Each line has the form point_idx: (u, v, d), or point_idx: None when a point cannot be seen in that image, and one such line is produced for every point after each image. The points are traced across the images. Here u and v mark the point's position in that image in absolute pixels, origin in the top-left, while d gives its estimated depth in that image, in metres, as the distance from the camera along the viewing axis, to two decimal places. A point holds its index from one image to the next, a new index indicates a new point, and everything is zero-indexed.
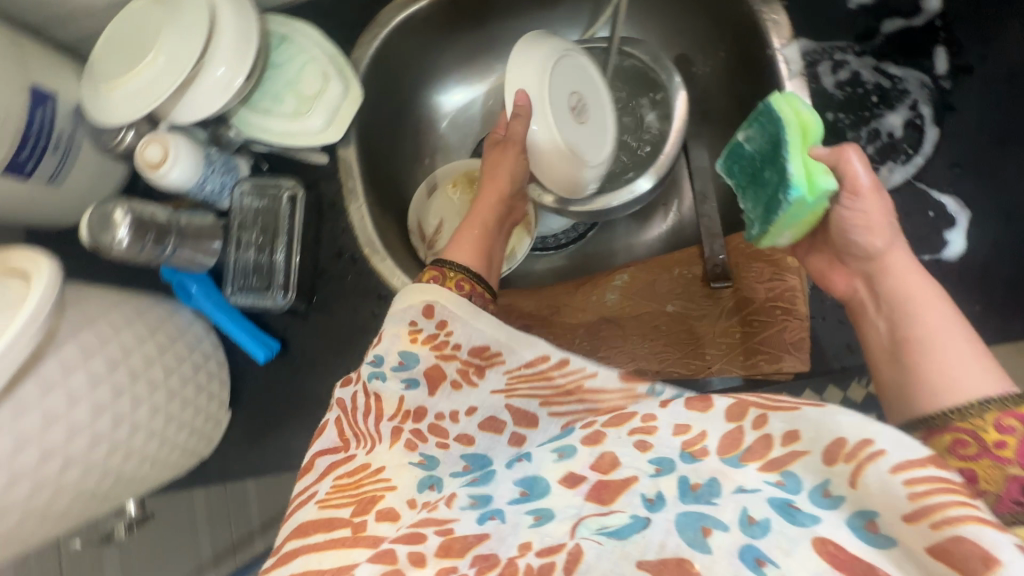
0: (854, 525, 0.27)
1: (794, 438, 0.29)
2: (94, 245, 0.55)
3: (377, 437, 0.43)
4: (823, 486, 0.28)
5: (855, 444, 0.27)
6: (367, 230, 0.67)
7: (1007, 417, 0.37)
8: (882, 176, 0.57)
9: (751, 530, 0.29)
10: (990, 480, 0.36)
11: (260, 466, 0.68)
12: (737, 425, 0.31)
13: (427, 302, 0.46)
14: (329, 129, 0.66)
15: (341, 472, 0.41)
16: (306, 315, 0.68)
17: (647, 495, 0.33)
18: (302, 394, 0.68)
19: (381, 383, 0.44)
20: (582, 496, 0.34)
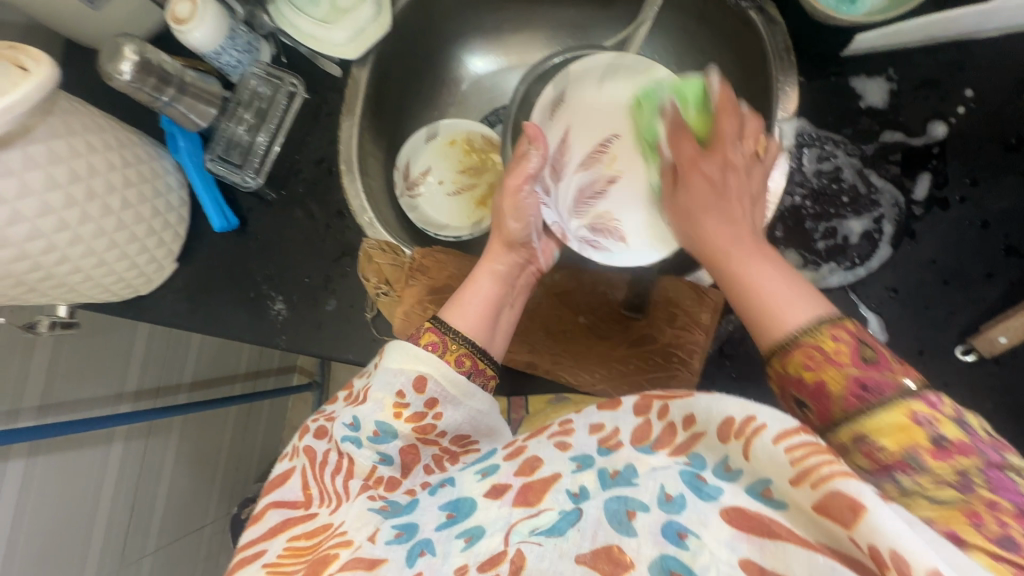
0: (754, 490, 0.34)
1: (692, 422, 0.38)
2: (102, 72, 0.60)
3: (341, 496, 0.48)
4: (724, 462, 0.36)
5: (741, 420, 0.35)
6: (351, 149, 0.71)
7: (840, 330, 0.40)
8: (820, 273, 0.59)
9: (668, 506, 0.35)
10: (835, 382, 0.39)
11: (183, 321, 0.73)
12: (644, 419, 0.41)
13: (421, 374, 0.49)
14: (349, 46, 0.69)
15: (296, 532, 0.47)
16: (270, 203, 0.72)
17: (572, 490, 0.40)
18: (242, 272, 0.73)
19: (355, 448, 0.49)
20: (509, 506, 0.41)
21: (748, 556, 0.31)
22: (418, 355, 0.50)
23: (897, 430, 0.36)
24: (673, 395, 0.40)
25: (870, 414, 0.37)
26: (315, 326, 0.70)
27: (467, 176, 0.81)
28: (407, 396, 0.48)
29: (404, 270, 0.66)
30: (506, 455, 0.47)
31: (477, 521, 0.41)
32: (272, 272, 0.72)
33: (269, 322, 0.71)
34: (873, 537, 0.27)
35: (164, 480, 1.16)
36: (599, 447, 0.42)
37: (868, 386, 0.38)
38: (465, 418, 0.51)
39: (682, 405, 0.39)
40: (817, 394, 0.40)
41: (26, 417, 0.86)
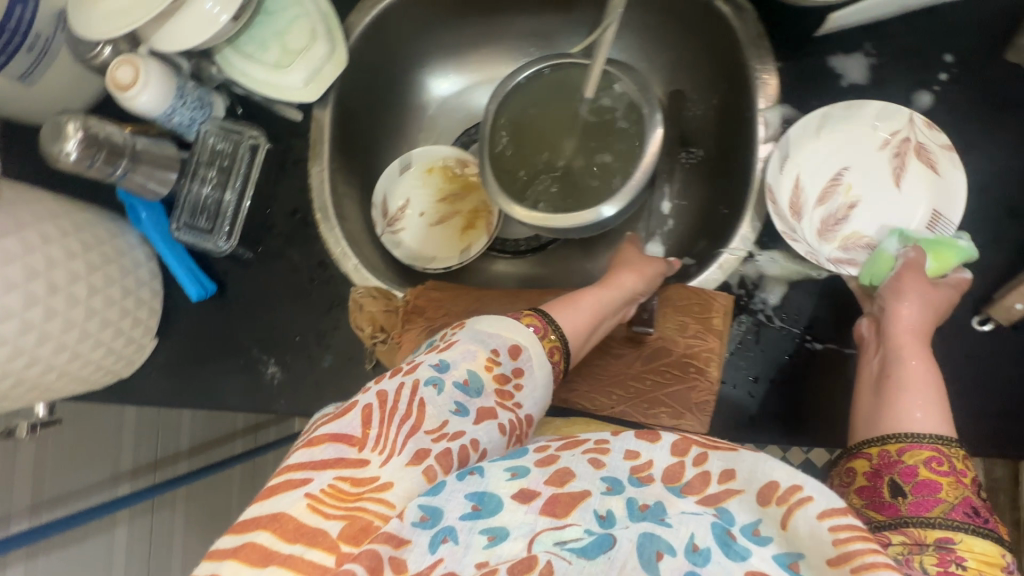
0: (781, 559, 0.32)
1: (730, 477, 0.35)
2: (44, 153, 0.56)
3: (396, 447, 0.39)
4: (755, 525, 0.33)
5: (786, 487, 0.32)
6: (324, 192, 0.69)
7: (965, 458, 0.41)
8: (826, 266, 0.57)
9: (695, 557, 0.32)
10: (950, 493, 0.39)
11: (173, 398, 0.69)
12: (679, 459, 0.36)
13: (516, 343, 0.46)
14: (306, 89, 0.66)
15: (344, 472, 0.37)
16: (248, 263, 0.68)
17: (599, 512, 0.36)
18: (228, 337, 0.69)
19: (435, 391, 0.42)
20: (535, 513, 0.36)
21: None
22: (512, 326, 0.46)
23: (985, 558, 0.37)
24: (715, 441, 0.36)
25: (970, 534, 0.38)
26: (315, 384, 0.66)
27: (448, 204, 0.78)
28: (501, 359, 0.45)
29: (399, 315, 0.63)
30: (538, 460, 0.39)
31: (500, 522, 0.35)
32: (260, 334, 0.68)
33: (264, 387, 0.67)
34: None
35: (177, 553, 1.12)
36: (631, 477, 0.37)
37: (974, 510, 0.39)
38: (542, 396, 0.46)
39: (723, 456, 0.35)
40: (922, 490, 0.40)
41: (19, 519, 0.81)
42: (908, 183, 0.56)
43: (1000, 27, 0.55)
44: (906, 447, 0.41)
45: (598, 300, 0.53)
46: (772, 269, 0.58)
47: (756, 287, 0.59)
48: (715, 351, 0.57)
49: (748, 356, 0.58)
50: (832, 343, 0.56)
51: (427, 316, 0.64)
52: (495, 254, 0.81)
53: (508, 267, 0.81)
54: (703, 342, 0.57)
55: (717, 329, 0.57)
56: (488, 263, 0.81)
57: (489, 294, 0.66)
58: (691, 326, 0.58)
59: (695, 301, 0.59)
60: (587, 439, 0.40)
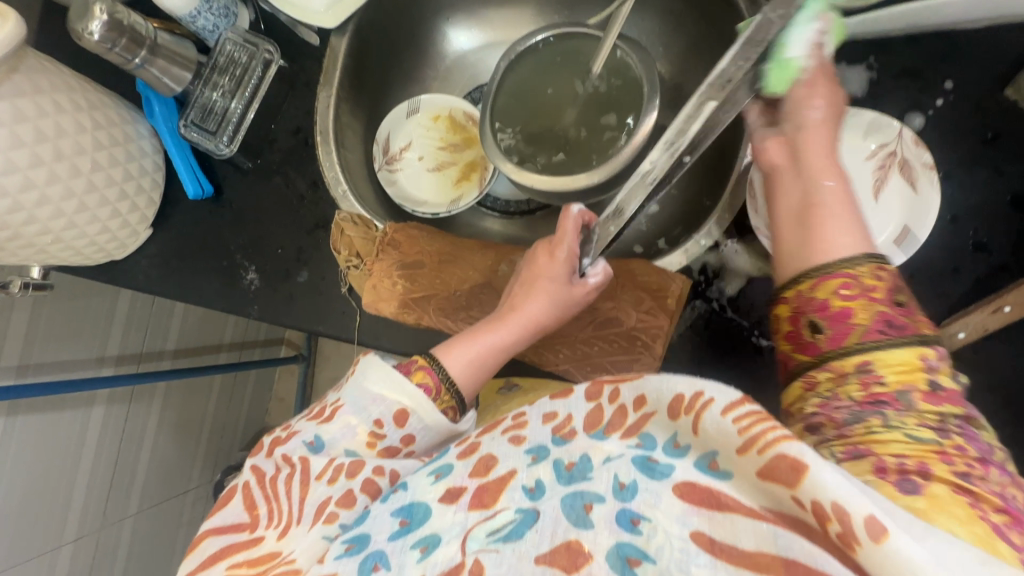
0: (701, 463, 0.36)
1: (642, 403, 0.41)
2: (71, 29, 0.60)
3: (292, 518, 0.46)
4: (673, 439, 0.38)
5: (690, 397, 0.37)
6: (328, 117, 0.71)
7: (882, 269, 0.41)
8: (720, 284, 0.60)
9: (623, 494, 0.37)
10: (864, 315, 0.40)
11: (157, 288, 0.73)
12: (596, 404, 0.44)
13: (400, 408, 0.51)
14: (326, 15, 0.68)
15: (238, 559, 0.43)
16: (245, 172, 0.72)
17: (528, 486, 0.41)
18: (217, 239, 0.73)
19: (313, 451, 0.50)
20: (464, 510, 0.41)
21: (698, 528, 0.33)
22: (403, 386, 0.52)
23: (902, 366, 0.38)
24: (624, 377, 0.43)
25: (885, 347, 0.39)
26: (287, 297, 0.70)
27: (448, 154, 0.81)
28: (384, 426, 0.51)
29: (375, 244, 0.66)
30: (460, 453, 0.47)
31: (432, 530, 0.41)
32: (246, 242, 0.72)
33: (241, 291, 0.71)
34: (816, 492, 0.29)
35: (147, 446, 1.18)
36: (555, 436, 0.44)
37: (892, 323, 0.40)
38: (430, 427, 0.52)
39: (631, 386, 0.42)
40: (837, 321, 0.41)
41: (5, 376, 0.88)
42: (885, 199, 0.56)
43: (1003, 62, 0.56)
44: (816, 281, 0.42)
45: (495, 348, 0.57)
46: (735, 262, 0.59)
47: (716, 276, 0.60)
48: (663, 331, 0.59)
49: (696, 342, 0.60)
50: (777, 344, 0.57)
51: (397, 249, 0.66)
52: (484, 211, 0.83)
53: (495, 226, 0.83)
54: (654, 321, 0.59)
55: (669, 310, 0.59)
56: (476, 219, 0.83)
57: (466, 242, 0.69)
58: (646, 303, 0.60)
59: (656, 281, 0.60)
60: (506, 424, 0.48)
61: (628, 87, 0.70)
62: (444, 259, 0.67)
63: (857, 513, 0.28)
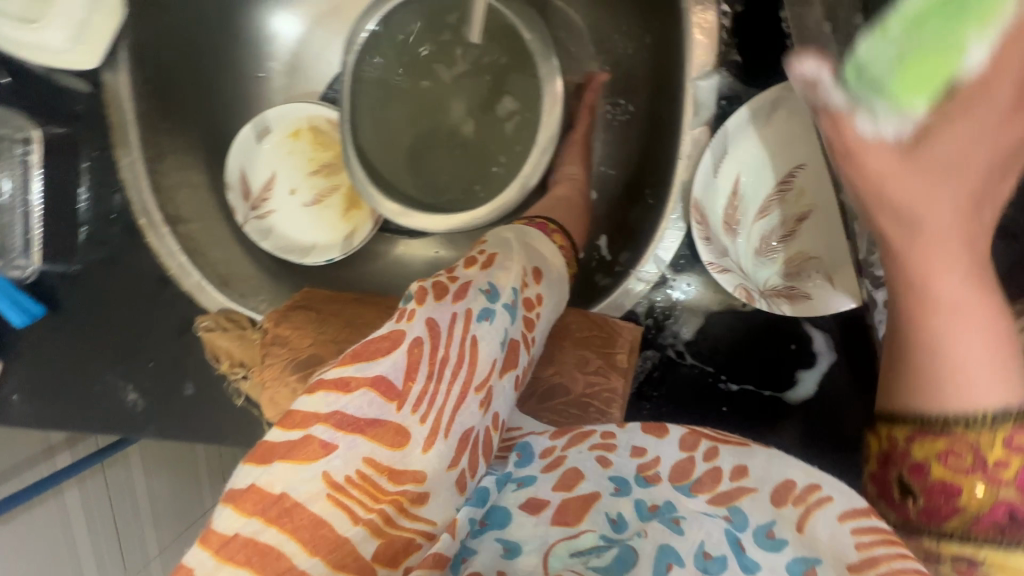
0: (795, 570, 0.25)
1: (743, 474, 0.29)
2: None
3: (443, 421, 0.33)
4: (768, 526, 0.27)
5: (803, 488, 0.27)
6: (141, 186, 0.54)
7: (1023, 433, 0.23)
8: (671, 329, 0.48)
9: (707, 565, 0.27)
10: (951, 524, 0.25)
11: (37, 427, 0.63)
12: (690, 456, 0.30)
13: (538, 297, 0.41)
14: (81, 50, 0.51)
15: (377, 453, 0.30)
16: (73, 277, 0.57)
17: (611, 515, 0.31)
18: (77, 360, 0.60)
19: (484, 326, 0.36)
20: (545, 524, 0.31)
21: None
22: (546, 242, 0.46)
23: None
24: (726, 437, 0.31)
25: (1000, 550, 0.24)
26: (178, 414, 0.59)
27: (324, 178, 0.64)
28: (529, 295, 0.40)
29: (257, 347, 0.54)
30: (544, 463, 0.34)
31: (513, 535, 0.32)
32: (110, 358, 0.59)
33: (126, 415, 0.60)
34: None
35: (142, 497, 1.17)
36: (636, 476, 0.32)
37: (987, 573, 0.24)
38: (547, 330, 0.44)
39: (735, 451, 0.29)
40: (934, 494, 0.25)
41: None
42: None
43: None
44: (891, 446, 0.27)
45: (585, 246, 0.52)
46: (689, 298, 0.47)
47: (667, 316, 0.48)
48: (618, 393, 0.46)
49: (657, 398, 0.47)
50: (750, 386, 0.45)
51: (281, 345, 0.53)
52: (389, 236, 0.67)
53: (407, 253, 0.67)
54: (604, 382, 0.47)
55: (620, 367, 0.47)
56: (383, 249, 0.67)
57: (364, 314, 0.55)
58: (592, 361, 0.47)
59: (597, 331, 0.48)
60: (593, 429, 0.34)
61: (519, 58, 0.53)
62: (338, 342, 0.53)
63: None
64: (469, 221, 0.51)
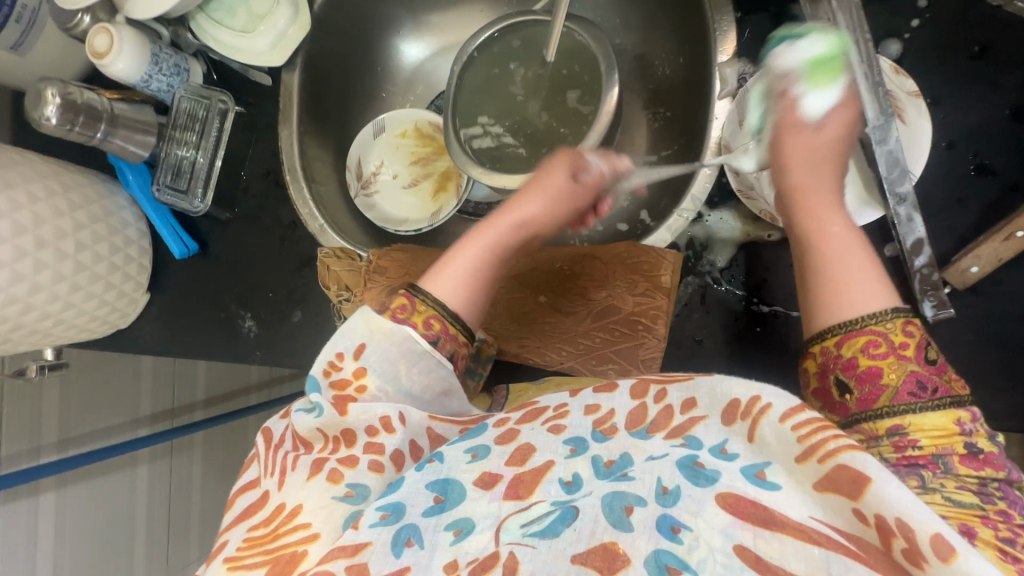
0: (748, 473, 0.35)
1: (692, 406, 0.39)
2: (30, 119, 0.62)
3: (289, 470, 0.43)
4: (721, 444, 0.37)
5: (747, 402, 0.37)
6: (293, 156, 0.71)
7: (911, 325, 0.40)
8: (707, 263, 0.57)
9: (665, 499, 0.35)
10: (894, 374, 0.39)
11: (166, 348, 0.75)
12: (640, 402, 0.41)
13: (359, 344, 0.47)
14: (272, 53, 0.69)
15: (256, 521, 0.41)
16: (226, 224, 0.72)
17: (564, 479, 0.39)
18: (212, 292, 0.74)
19: (306, 415, 0.45)
20: (498, 500, 0.38)
21: (742, 542, 0.32)
22: (395, 327, 0.47)
23: (940, 432, 0.38)
24: (670, 377, 0.41)
25: (920, 413, 0.39)
26: (286, 338, 0.71)
27: (421, 167, 0.78)
28: (340, 362, 0.46)
29: (361, 274, 0.66)
30: (497, 438, 0.42)
31: (465, 514, 0.38)
32: (239, 291, 0.73)
33: (242, 340, 0.72)
34: (880, 507, 0.30)
35: (195, 493, 1.22)
36: (594, 432, 0.41)
37: (924, 384, 0.39)
38: (423, 369, 0.47)
39: (680, 388, 0.40)
40: (865, 382, 0.40)
41: (47, 453, 0.91)
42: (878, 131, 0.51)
43: None
44: (841, 338, 0.41)
45: (482, 247, 0.52)
46: (722, 230, 0.57)
47: (705, 249, 0.58)
48: (662, 310, 0.57)
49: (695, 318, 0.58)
50: (779, 307, 0.55)
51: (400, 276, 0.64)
52: (466, 217, 0.81)
53: None
54: (651, 301, 0.57)
55: (664, 287, 0.57)
56: (461, 226, 0.81)
57: None
58: (641, 284, 0.57)
59: (644, 259, 0.58)
60: (545, 409, 0.44)
61: (579, 66, 0.69)
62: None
63: (923, 531, 0.29)
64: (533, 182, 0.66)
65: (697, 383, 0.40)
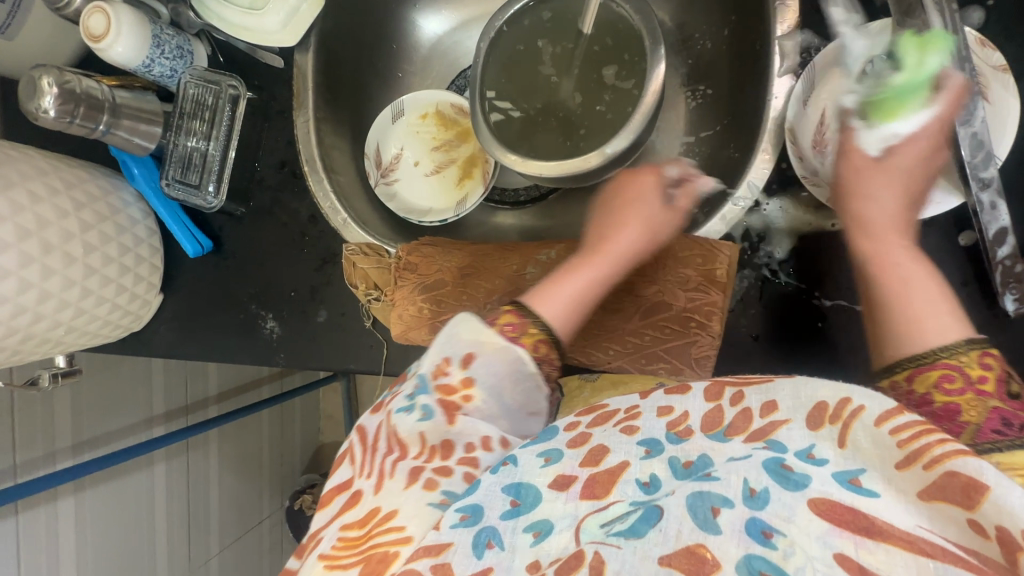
0: (841, 479, 0.32)
1: (772, 409, 0.36)
2: (26, 111, 0.57)
3: (385, 473, 0.41)
4: (808, 449, 0.33)
5: (836, 405, 0.34)
6: (310, 145, 0.67)
7: (989, 356, 0.39)
8: (762, 256, 0.54)
9: (753, 502, 0.32)
10: (974, 412, 0.38)
11: (183, 352, 0.71)
12: (715, 404, 0.38)
13: (467, 353, 0.44)
14: (284, 33, 0.62)
15: (348, 519, 0.39)
16: (240, 219, 0.68)
17: (641, 479, 0.37)
18: (228, 291, 0.70)
19: (403, 416, 0.42)
20: (575, 500, 0.36)
21: (842, 551, 0.29)
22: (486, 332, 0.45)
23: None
24: (747, 380, 0.38)
25: (1009, 450, 0.35)
26: (311, 340, 0.67)
27: (443, 153, 0.73)
28: (447, 367, 0.44)
29: (391, 271, 0.62)
30: (569, 440, 0.40)
31: (543, 515, 0.36)
32: (258, 290, 0.69)
33: (264, 342, 0.69)
34: (1001, 517, 0.27)
35: (213, 489, 1.20)
36: (668, 433, 0.39)
37: (1010, 421, 0.37)
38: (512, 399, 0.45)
39: (758, 391, 0.37)
40: (944, 417, 0.39)
41: (62, 458, 0.89)
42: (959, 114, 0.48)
43: None
44: (912, 371, 0.40)
45: (592, 277, 0.52)
46: (780, 220, 0.53)
47: (761, 240, 0.54)
48: (718, 306, 0.53)
49: (751, 313, 0.54)
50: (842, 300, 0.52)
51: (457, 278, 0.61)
52: (493, 205, 0.77)
53: (506, 222, 0.76)
54: (706, 297, 0.53)
55: (721, 283, 0.53)
56: (488, 216, 0.77)
57: (485, 246, 0.63)
58: (694, 279, 0.54)
59: (699, 252, 0.54)
60: (615, 412, 0.42)
61: (616, 40, 0.63)
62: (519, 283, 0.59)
63: None
64: (568, 170, 0.60)
65: (776, 387, 0.37)
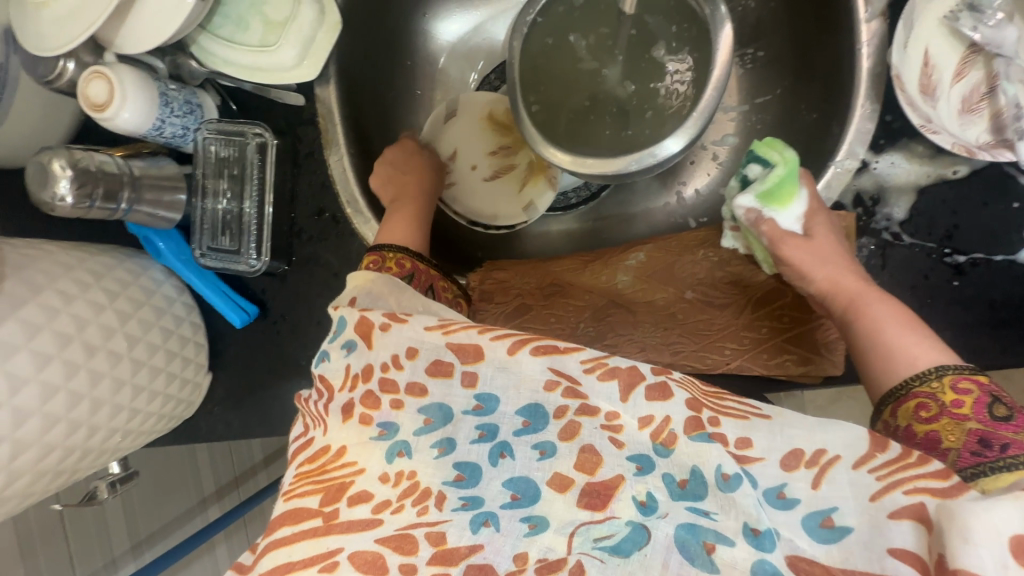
0: (811, 523, 0.30)
1: (747, 444, 0.33)
2: (39, 202, 0.50)
3: (328, 417, 0.39)
4: (780, 488, 0.31)
5: (812, 451, 0.31)
6: (350, 185, 0.61)
7: (964, 379, 0.37)
8: (881, 220, 0.49)
9: (759, 541, 0.31)
10: (954, 436, 0.36)
11: (244, 432, 0.65)
12: (696, 416, 0.34)
13: (353, 296, 0.45)
14: (300, 67, 0.57)
15: (301, 460, 0.38)
16: (285, 277, 0.62)
17: (638, 499, 0.34)
18: (283, 357, 0.63)
19: (326, 362, 0.41)
20: (575, 506, 0.34)
21: None
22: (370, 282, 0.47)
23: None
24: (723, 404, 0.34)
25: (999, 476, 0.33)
26: None
27: (503, 157, 0.64)
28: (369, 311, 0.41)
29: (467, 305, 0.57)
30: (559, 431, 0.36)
31: (542, 511, 0.35)
32: (317, 351, 0.63)
33: None
34: None
35: None
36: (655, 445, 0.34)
37: (993, 444, 0.35)
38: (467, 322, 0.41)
39: (736, 422, 0.33)
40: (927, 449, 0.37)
41: None
42: None
43: None
44: (891, 405, 0.39)
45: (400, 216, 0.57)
46: (895, 177, 0.49)
47: (877, 203, 0.50)
48: None
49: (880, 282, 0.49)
50: (979, 254, 0.47)
51: (388, 200, 0.60)
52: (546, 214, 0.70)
53: (559, 228, 0.70)
54: None
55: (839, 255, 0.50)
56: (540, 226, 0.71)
57: (563, 259, 0.58)
58: None
59: None
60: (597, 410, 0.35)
61: (665, 13, 0.59)
62: (419, 213, 0.58)
63: None
64: (627, 166, 0.56)
65: (755, 422, 0.33)
